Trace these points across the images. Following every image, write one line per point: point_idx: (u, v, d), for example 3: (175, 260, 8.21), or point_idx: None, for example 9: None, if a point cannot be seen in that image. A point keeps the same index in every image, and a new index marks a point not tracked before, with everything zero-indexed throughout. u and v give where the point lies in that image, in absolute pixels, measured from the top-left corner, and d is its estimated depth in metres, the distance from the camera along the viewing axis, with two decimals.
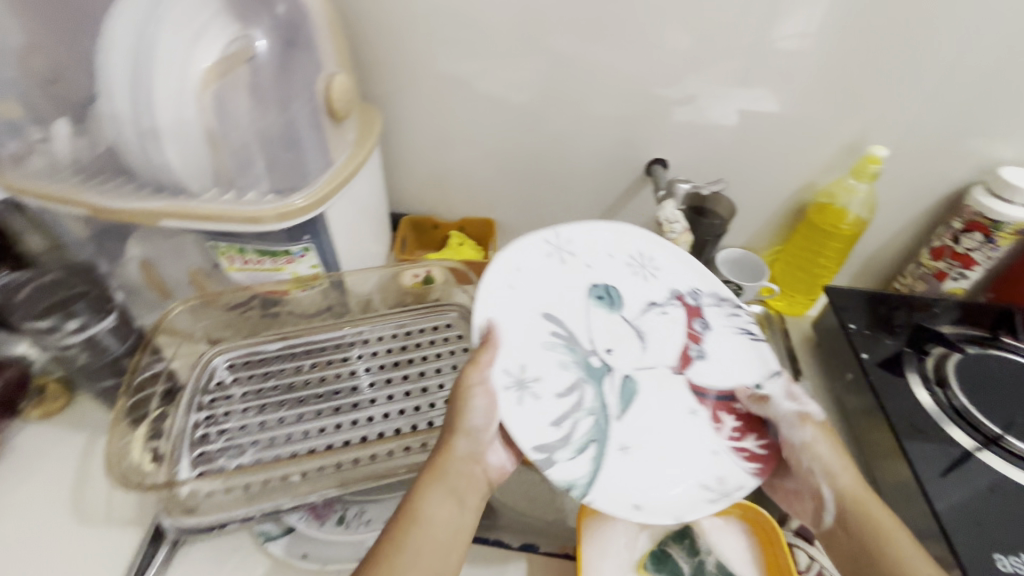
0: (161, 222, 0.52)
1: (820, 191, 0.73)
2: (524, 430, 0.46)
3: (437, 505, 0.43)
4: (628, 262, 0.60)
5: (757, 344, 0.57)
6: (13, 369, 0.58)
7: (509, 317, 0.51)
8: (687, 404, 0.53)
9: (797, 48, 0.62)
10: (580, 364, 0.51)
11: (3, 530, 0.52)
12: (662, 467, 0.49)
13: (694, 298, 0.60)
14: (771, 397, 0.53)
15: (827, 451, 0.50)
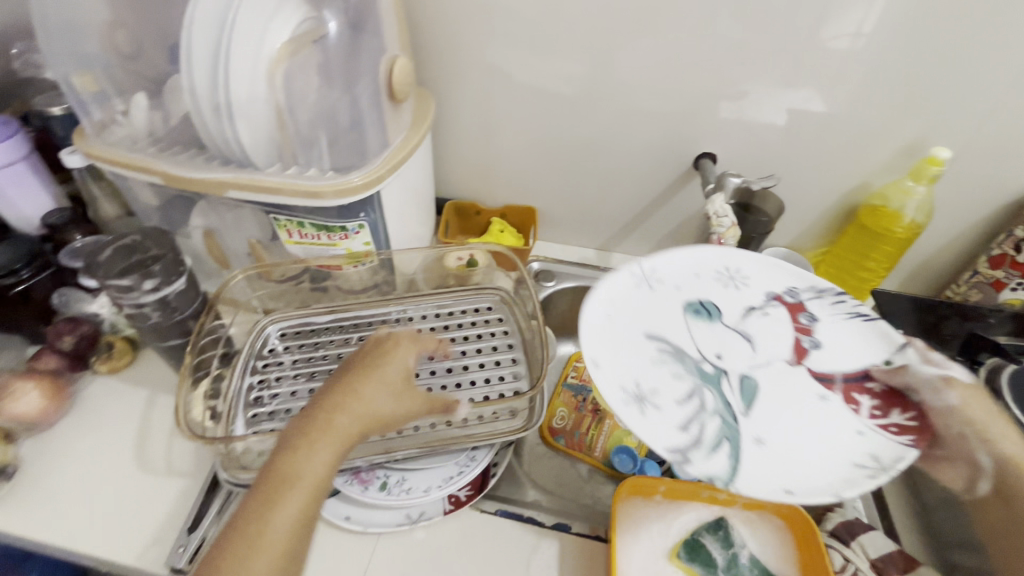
0: (227, 192, 0.55)
1: (873, 193, 0.72)
2: (655, 437, 0.45)
3: (316, 467, 0.39)
4: (716, 274, 0.60)
5: (873, 322, 0.54)
6: (87, 325, 0.64)
7: (615, 344, 0.52)
8: (813, 391, 0.51)
9: (855, 49, 0.61)
10: (693, 373, 0.52)
11: (70, 472, 0.56)
12: (801, 451, 0.47)
13: (794, 295, 0.59)
14: (907, 365, 0.50)
15: (982, 413, 0.46)
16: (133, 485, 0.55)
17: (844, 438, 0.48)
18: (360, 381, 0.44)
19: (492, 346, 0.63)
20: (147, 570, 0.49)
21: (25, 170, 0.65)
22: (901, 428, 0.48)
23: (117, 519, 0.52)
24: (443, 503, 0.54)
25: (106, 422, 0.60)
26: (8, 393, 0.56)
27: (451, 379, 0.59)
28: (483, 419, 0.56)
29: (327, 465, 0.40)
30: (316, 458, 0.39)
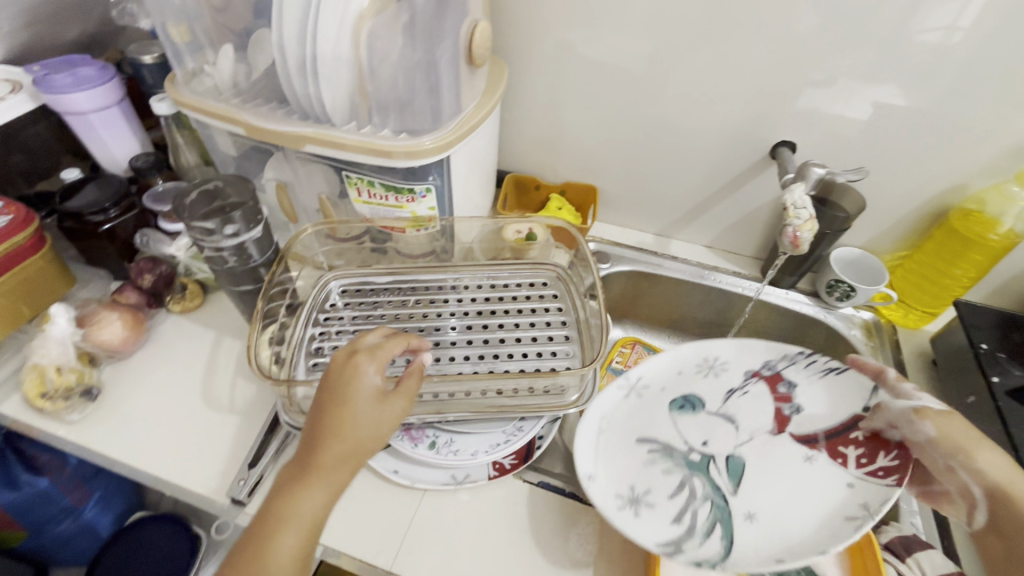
0: (304, 146, 0.56)
1: (969, 196, 0.66)
2: (648, 533, 0.47)
3: (313, 502, 0.39)
4: (694, 366, 0.60)
5: (847, 375, 0.54)
6: (166, 266, 0.67)
7: (608, 462, 0.52)
8: (799, 453, 0.52)
9: (970, 40, 0.56)
10: (681, 464, 0.53)
11: (145, 399, 0.60)
12: (794, 516, 0.48)
13: (770, 366, 0.58)
14: (884, 404, 0.51)
15: (960, 435, 0.47)
16: (199, 419, 0.58)
17: (833, 493, 0.49)
18: (339, 415, 0.41)
19: (546, 321, 0.63)
20: (209, 497, 0.53)
21: (118, 114, 0.69)
22: (886, 472, 0.48)
23: (183, 447, 0.56)
24: (488, 468, 0.54)
25: (178, 357, 0.64)
26: (94, 320, 0.59)
27: (504, 349, 0.59)
28: (534, 392, 0.56)
29: (321, 504, 0.40)
30: (313, 496, 0.40)
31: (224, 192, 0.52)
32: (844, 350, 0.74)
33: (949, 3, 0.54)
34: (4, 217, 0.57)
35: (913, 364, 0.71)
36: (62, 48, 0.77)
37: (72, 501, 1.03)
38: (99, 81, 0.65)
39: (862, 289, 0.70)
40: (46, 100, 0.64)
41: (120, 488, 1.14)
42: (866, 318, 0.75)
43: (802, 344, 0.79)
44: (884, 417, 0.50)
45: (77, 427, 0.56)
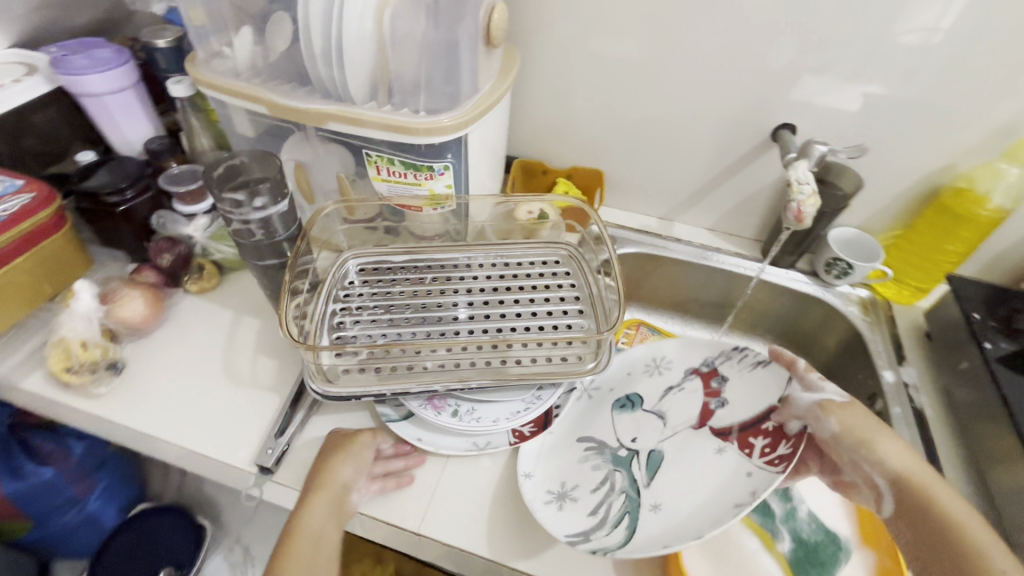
0: (327, 124, 0.58)
1: (959, 175, 0.70)
2: (559, 525, 0.50)
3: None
4: (643, 366, 0.64)
5: (772, 368, 0.55)
6: (183, 246, 0.67)
7: (549, 459, 0.57)
8: (711, 445, 0.53)
9: (957, 24, 0.59)
10: (608, 460, 0.56)
11: (166, 375, 0.61)
12: (694, 504, 0.49)
13: (708, 363, 0.61)
14: (792, 396, 0.52)
15: (856, 425, 0.48)
16: (223, 393, 0.59)
17: (733, 484, 0.49)
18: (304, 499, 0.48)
19: (560, 296, 0.64)
20: (237, 467, 0.54)
21: (133, 97, 0.70)
22: (781, 461, 0.47)
23: (208, 420, 0.57)
24: (508, 435, 0.56)
25: (197, 335, 0.65)
26: (116, 297, 0.60)
27: (519, 322, 0.60)
28: (551, 361, 0.57)
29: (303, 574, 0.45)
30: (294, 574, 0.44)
31: (249, 167, 0.54)
32: (843, 326, 0.76)
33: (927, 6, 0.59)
34: (27, 194, 0.57)
35: (909, 337, 0.73)
36: (72, 33, 0.78)
37: (76, 492, 1.01)
38: (115, 63, 0.66)
39: (859, 267, 0.73)
40: (64, 81, 0.65)
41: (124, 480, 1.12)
42: (863, 295, 0.77)
43: (803, 322, 0.81)
44: (793, 411, 0.51)
45: (103, 401, 0.57)
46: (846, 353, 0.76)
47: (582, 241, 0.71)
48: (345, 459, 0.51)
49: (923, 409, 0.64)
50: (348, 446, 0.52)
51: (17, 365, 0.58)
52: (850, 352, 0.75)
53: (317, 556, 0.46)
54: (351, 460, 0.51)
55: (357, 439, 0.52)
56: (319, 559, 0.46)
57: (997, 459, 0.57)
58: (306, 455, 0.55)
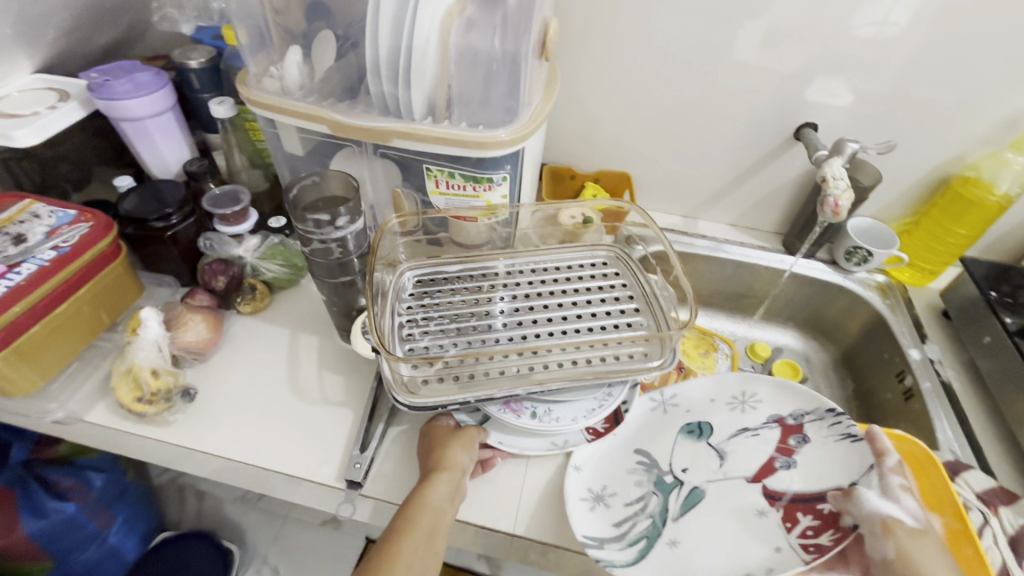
0: (390, 141, 0.59)
1: (967, 165, 0.76)
2: (583, 524, 0.53)
3: (414, 554, 0.47)
4: (729, 398, 0.62)
5: (859, 446, 0.55)
6: (236, 267, 0.67)
7: (601, 466, 0.58)
8: (754, 505, 0.55)
9: (972, 25, 0.65)
10: (652, 480, 0.57)
11: (231, 400, 0.60)
12: (708, 549, 0.52)
13: (796, 417, 0.59)
14: (859, 493, 0.51)
15: (919, 559, 0.48)
16: (293, 411, 0.60)
17: (757, 542, 0.52)
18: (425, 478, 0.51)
19: (615, 296, 0.65)
20: (323, 484, 0.54)
21: (171, 119, 0.70)
22: (815, 551, 0.50)
23: (285, 440, 0.57)
24: (583, 433, 0.58)
25: (255, 356, 0.65)
26: (178, 323, 0.61)
27: (583, 324, 0.61)
28: (620, 359, 0.58)
29: (422, 552, 0.48)
30: (414, 549, 0.47)
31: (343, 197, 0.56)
32: (865, 311, 0.82)
33: (875, 5, 0.66)
34: (85, 224, 0.58)
35: (927, 316, 0.79)
36: (92, 56, 0.75)
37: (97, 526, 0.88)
38: (156, 86, 0.66)
39: (878, 254, 0.78)
40: (101, 105, 0.65)
41: (144, 506, 0.99)
42: (880, 280, 0.82)
43: (826, 307, 0.86)
44: (856, 510, 0.51)
45: (178, 428, 0.57)
46: (870, 335, 0.81)
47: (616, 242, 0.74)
48: (461, 444, 0.54)
49: (950, 381, 0.70)
50: (463, 434, 0.55)
51: (84, 398, 0.58)
52: (874, 334, 0.81)
53: (434, 533, 0.49)
54: (468, 446, 0.54)
55: (471, 430, 0.55)
56: (434, 536, 0.48)
57: None
58: (390, 466, 0.56)
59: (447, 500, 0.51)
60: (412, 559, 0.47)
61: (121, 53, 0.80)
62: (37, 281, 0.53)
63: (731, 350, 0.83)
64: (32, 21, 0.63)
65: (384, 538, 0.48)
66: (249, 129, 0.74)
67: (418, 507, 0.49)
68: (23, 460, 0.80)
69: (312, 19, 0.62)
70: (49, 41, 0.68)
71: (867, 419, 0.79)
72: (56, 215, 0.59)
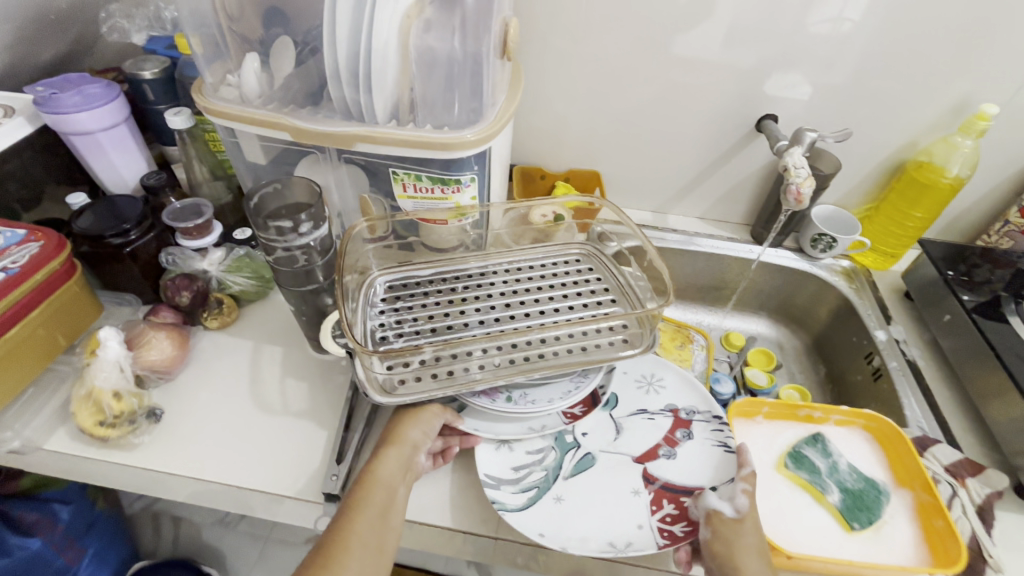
0: (354, 146, 0.58)
1: (920, 150, 0.79)
2: (487, 463, 0.56)
3: (368, 528, 0.46)
4: (638, 377, 0.64)
5: (731, 457, 0.55)
6: (201, 282, 0.65)
7: None
8: (630, 483, 0.55)
9: (914, 17, 0.68)
10: (553, 436, 0.59)
11: (197, 421, 0.58)
12: (590, 509, 0.53)
13: (688, 413, 0.61)
14: (708, 493, 0.52)
15: (732, 539, 0.48)
16: (263, 425, 0.58)
17: (625, 503, 0.54)
18: (380, 453, 0.51)
19: (590, 290, 0.65)
20: (299, 499, 0.53)
21: (126, 131, 0.68)
22: (669, 537, 0.51)
23: (255, 456, 0.55)
24: (561, 416, 0.58)
25: (223, 372, 0.63)
26: (142, 342, 0.59)
27: (560, 316, 0.61)
28: (601, 347, 0.58)
29: (376, 528, 0.46)
30: (368, 525, 0.46)
31: (307, 204, 0.55)
32: (832, 296, 0.84)
33: (830, 2, 0.68)
34: (35, 243, 0.55)
35: (891, 298, 0.82)
36: (39, 69, 0.73)
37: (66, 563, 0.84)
38: (107, 98, 0.64)
39: (842, 239, 0.80)
40: (49, 119, 0.62)
41: (115, 537, 0.94)
42: (845, 265, 0.85)
43: (795, 295, 0.89)
44: (700, 504, 0.52)
45: (144, 450, 0.55)
46: (839, 320, 0.83)
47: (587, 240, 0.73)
48: (412, 422, 0.53)
49: (915, 359, 0.72)
50: (418, 410, 0.54)
51: (42, 425, 0.55)
52: (842, 318, 0.83)
53: (387, 509, 0.48)
54: (421, 423, 0.53)
55: (429, 403, 0.54)
56: (388, 510, 0.48)
57: (987, 394, 0.65)
58: None
59: (399, 477, 0.50)
60: (369, 538, 0.46)
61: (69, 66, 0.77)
62: None
63: (706, 341, 0.83)
64: None
65: (335, 524, 0.47)
66: (209, 140, 0.72)
67: (369, 484, 0.49)
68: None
69: (270, 26, 0.61)
70: None
71: (839, 401, 0.81)
72: (3, 235, 0.56)
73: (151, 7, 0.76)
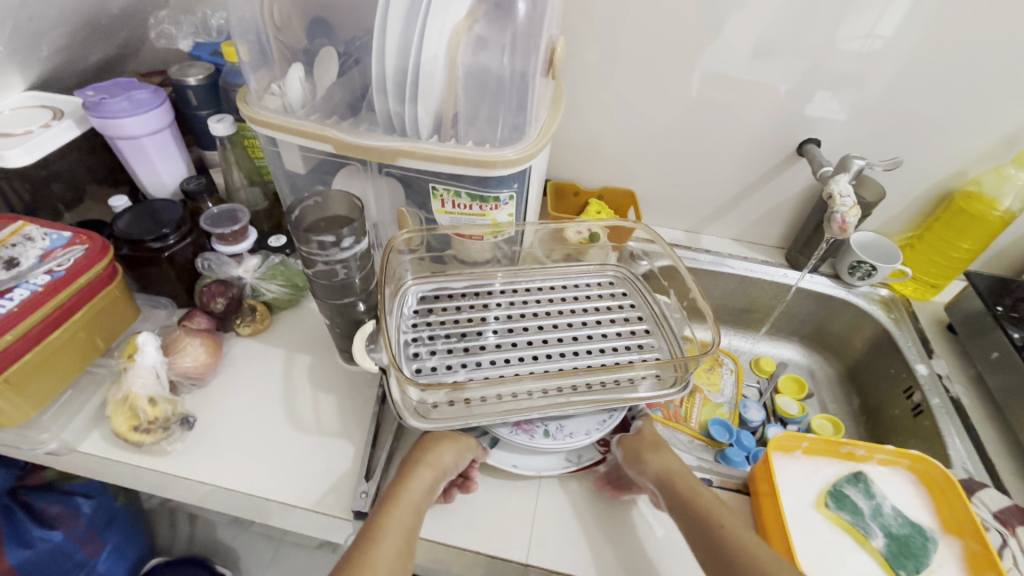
0: (395, 161, 0.57)
1: (969, 180, 0.77)
2: None
3: (389, 548, 0.44)
4: None
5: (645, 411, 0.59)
6: (236, 288, 0.65)
7: None
8: None
9: (969, 44, 0.66)
10: None
11: (225, 429, 0.58)
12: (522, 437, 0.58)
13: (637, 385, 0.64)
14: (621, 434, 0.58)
15: (641, 438, 0.55)
16: (293, 437, 0.58)
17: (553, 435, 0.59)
18: (406, 472, 0.50)
19: (624, 317, 0.63)
20: (326, 514, 0.52)
21: (168, 137, 0.69)
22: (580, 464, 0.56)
23: (284, 468, 0.55)
24: (596, 446, 0.57)
25: (254, 377, 0.63)
26: (177, 348, 0.59)
27: (595, 344, 0.59)
28: (634, 382, 0.56)
29: (396, 548, 0.45)
30: (389, 544, 0.45)
31: (346, 218, 0.55)
32: (869, 326, 0.82)
33: (862, 20, 0.66)
34: (81, 247, 0.56)
35: (933, 330, 0.79)
36: (86, 71, 0.74)
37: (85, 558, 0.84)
38: (153, 104, 0.65)
39: (882, 268, 0.78)
40: (97, 123, 0.63)
41: (135, 536, 0.94)
42: (883, 294, 0.82)
43: (830, 322, 0.86)
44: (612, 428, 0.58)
45: (175, 458, 0.55)
46: (876, 351, 0.81)
47: (620, 260, 0.71)
48: (450, 444, 0.52)
49: (959, 397, 0.69)
50: (460, 437, 0.53)
51: (78, 428, 0.56)
52: (880, 349, 0.80)
53: (411, 531, 0.47)
54: (457, 446, 0.52)
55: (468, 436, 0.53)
56: (413, 532, 0.47)
57: None
58: None
59: (422, 499, 0.49)
60: (393, 557, 0.44)
61: (113, 69, 0.78)
62: (31, 306, 0.51)
63: (735, 366, 0.82)
64: (25, 39, 0.61)
65: (359, 540, 0.45)
66: (248, 146, 0.74)
67: (395, 501, 0.48)
68: (9, 488, 0.73)
69: (315, 37, 0.62)
70: (42, 59, 0.66)
71: (874, 434, 0.78)
72: (50, 238, 0.57)
73: (198, 14, 0.77)
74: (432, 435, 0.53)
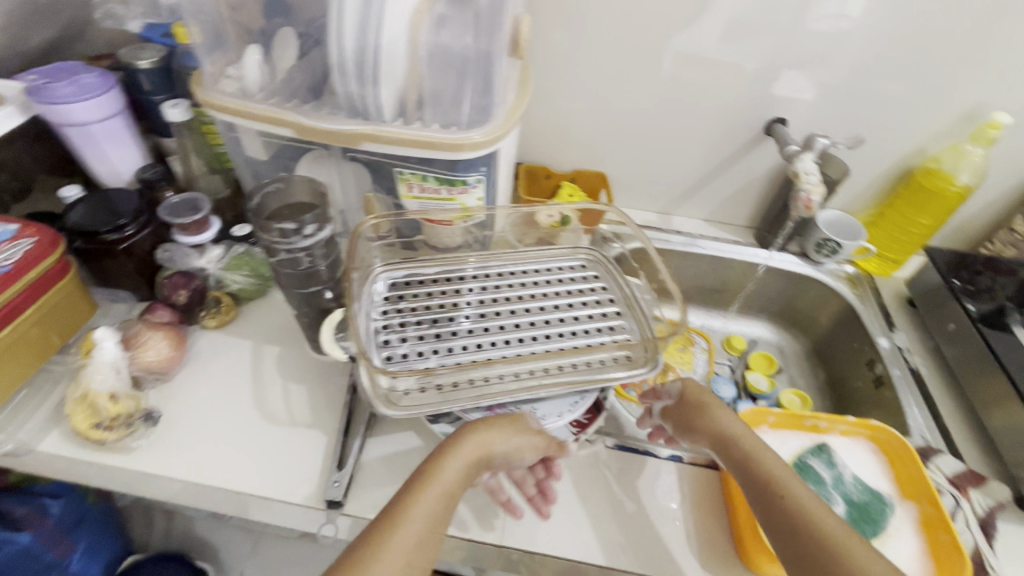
0: (359, 145, 0.56)
1: (929, 157, 0.79)
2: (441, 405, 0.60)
3: (409, 535, 0.41)
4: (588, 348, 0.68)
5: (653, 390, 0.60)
6: (199, 280, 0.65)
7: None
8: None
9: (927, 22, 0.67)
10: None
11: (192, 423, 0.57)
12: None
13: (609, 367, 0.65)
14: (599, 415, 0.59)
15: (690, 400, 0.55)
16: (263, 428, 0.57)
17: None
18: (445, 455, 0.47)
19: (595, 300, 0.63)
20: (299, 503, 0.52)
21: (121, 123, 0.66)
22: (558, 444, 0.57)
23: (255, 459, 0.55)
24: (568, 427, 0.58)
25: (222, 370, 0.62)
26: (138, 341, 0.57)
27: (567, 327, 0.59)
28: (605, 363, 0.56)
29: (417, 536, 0.41)
30: (411, 529, 0.42)
31: (310, 205, 0.54)
32: (835, 302, 0.84)
33: None
34: (28, 240, 0.54)
35: (895, 304, 0.82)
36: (28, 55, 0.70)
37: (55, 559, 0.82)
38: (102, 89, 0.62)
39: (847, 244, 0.80)
40: (42, 109, 0.60)
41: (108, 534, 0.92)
42: (848, 271, 0.84)
43: (798, 299, 0.88)
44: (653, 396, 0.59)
45: (140, 454, 0.54)
46: (841, 326, 0.83)
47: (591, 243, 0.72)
48: (504, 432, 0.50)
49: (918, 368, 0.72)
50: (517, 421, 0.51)
51: (36, 428, 0.54)
52: (845, 324, 0.83)
53: (440, 519, 0.43)
54: (515, 439, 0.50)
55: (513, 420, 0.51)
56: (439, 525, 0.43)
57: (991, 404, 0.65)
58: (372, 483, 0.54)
59: (455, 486, 0.46)
60: (411, 548, 0.41)
61: (58, 52, 0.74)
62: None
63: (708, 345, 0.83)
64: None
65: (378, 520, 0.42)
66: (206, 133, 0.71)
67: (427, 482, 0.45)
68: None
69: (271, 16, 0.60)
70: None
71: (840, 406, 0.81)
72: None
73: None
74: (496, 420, 0.51)
